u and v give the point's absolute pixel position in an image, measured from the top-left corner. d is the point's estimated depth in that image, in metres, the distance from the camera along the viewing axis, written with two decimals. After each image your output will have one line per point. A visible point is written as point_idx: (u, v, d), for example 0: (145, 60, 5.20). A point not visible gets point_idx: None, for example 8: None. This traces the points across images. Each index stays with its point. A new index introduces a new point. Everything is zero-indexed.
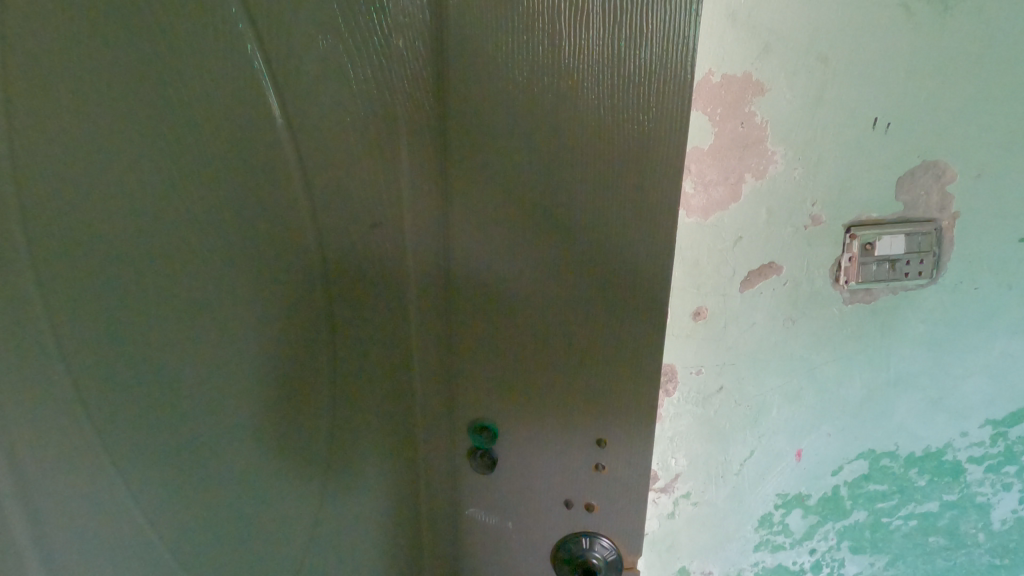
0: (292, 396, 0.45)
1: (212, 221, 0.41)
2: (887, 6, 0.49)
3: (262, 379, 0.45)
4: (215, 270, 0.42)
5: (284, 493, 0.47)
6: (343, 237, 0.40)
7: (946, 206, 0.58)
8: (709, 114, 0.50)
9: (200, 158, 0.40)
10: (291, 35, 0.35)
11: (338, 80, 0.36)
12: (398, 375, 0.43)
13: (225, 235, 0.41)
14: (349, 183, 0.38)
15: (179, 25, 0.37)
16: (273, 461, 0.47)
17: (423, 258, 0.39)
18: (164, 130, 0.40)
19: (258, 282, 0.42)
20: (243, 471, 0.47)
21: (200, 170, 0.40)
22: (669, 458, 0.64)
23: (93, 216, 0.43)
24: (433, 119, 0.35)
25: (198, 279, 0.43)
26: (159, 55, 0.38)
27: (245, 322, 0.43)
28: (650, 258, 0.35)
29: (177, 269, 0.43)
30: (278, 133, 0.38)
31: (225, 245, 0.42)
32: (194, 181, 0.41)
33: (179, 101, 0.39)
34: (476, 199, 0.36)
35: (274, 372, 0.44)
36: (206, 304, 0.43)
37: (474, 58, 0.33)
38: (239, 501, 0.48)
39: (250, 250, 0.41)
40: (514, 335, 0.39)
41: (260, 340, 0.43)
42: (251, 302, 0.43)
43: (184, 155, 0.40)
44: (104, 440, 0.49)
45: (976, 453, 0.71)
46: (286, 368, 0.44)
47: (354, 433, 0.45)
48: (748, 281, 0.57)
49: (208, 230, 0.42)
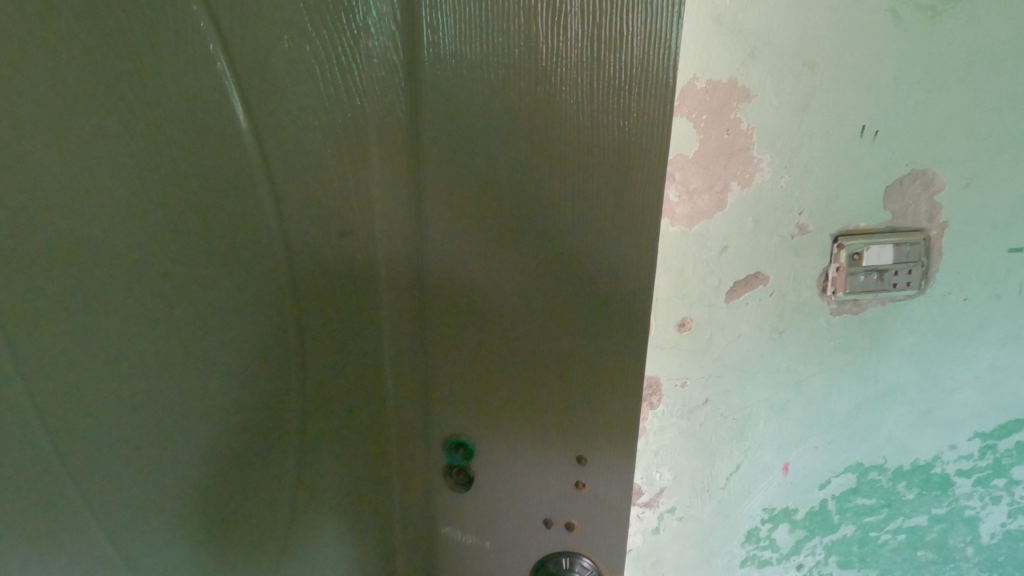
0: (260, 416, 0.42)
1: (171, 234, 0.39)
2: (875, 11, 0.47)
3: (226, 398, 0.42)
4: (172, 282, 0.40)
5: (255, 513, 0.46)
6: (314, 247, 0.38)
7: (935, 215, 0.57)
8: (694, 121, 0.49)
9: (155, 168, 0.37)
10: (254, 36, 0.33)
11: (306, 83, 0.34)
12: (371, 390, 0.41)
13: (187, 248, 0.39)
14: (318, 191, 0.36)
15: (129, 26, 0.34)
16: (241, 481, 0.45)
17: (395, 268, 0.38)
18: (117, 138, 0.37)
19: (224, 297, 0.40)
20: (209, 493, 0.45)
21: (157, 182, 0.37)
22: (654, 472, 0.62)
23: (36, 232, 0.39)
24: (407, 123, 0.34)
25: (155, 295, 0.40)
26: (109, 57, 0.35)
27: (208, 340, 0.41)
28: (632, 269, 0.34)
29: (134, 286, 0.40)
30: (243, 140, 0.36)
31: (185, 261, 0.39)
32: (150, 193, 0.38)
33: (132, 108, 0.36)
34: (449, 208, 0.35)
35: (240, 392, 0.42)
36: (165, 321, 0.41)
37: (449, 59, 0.32)
38: (206, 522, 0.46)
39: (214, 265, 0.39)
40: (492, 348, 0.38)
41: (227, 359, 0.41)
42: (215, 318, 0.40)
43: (139, 165, 0.37)
44: (55, 466, 0.46)
45: (964, 466, 0.70)
46: (254, 386, 0.42)
47: (327, 449, 0.44)
48: (734, 291, 0.55)
49: (166, 244, 0.39)
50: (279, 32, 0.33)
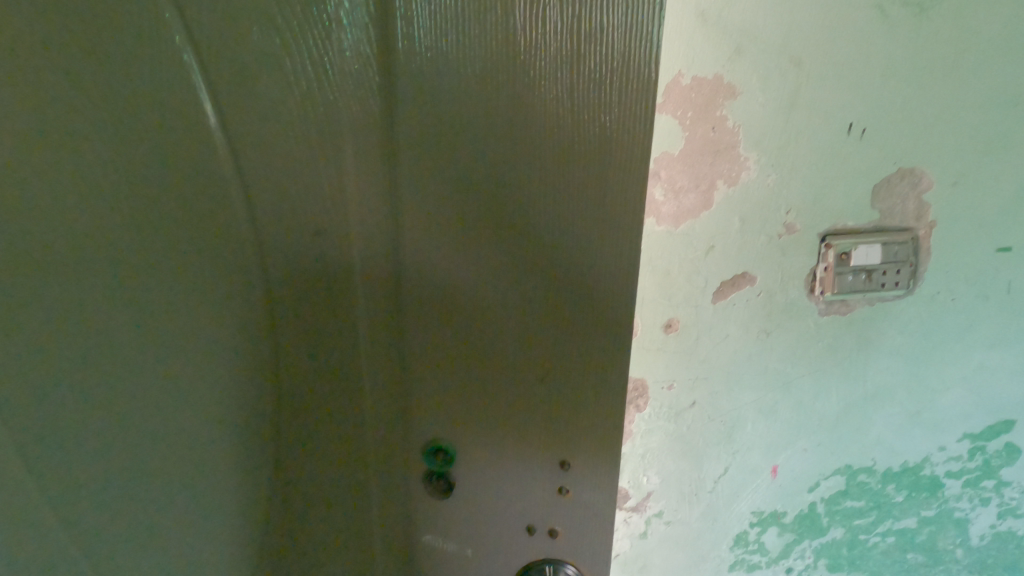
0: (234, 426, 0.41)
1: (133, 243, 0.36)
2: (861, 7, 0.47)
3: (193, 411, 0.40)
4: (131, 293, 0.37)
5: (229, 534, 0.43)
6: (289, 247, 0.37)
7: (922, 214, 0.56)
8: (679, 118, 0.48)
9: (113, 172, 0.35)
10: (222, 29, 0.31)
11: (276, 77, 0.32)
12: (350, 395, 0.40)
13: (150, 256, 0.37)
14: (293, 191, 0.35)
15: (82, 19, 0.31)
16: (212, 503, 0.42)
17: (371, 268, 0.37)
18: (67, 143, 0.34)
19: (193, 306, 0.38)
20: (173, 523, 0.42)
21: (118, 187, 0.35)
22: (641, 476, 0.61)
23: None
24: (382, 119, 0.33)
25: (110, 316, 0.37)
26: (65, 55, 0.32)
27: (173, 355, 0.39)
28: (610, 262, 0.34)
29: (92, 309, 0.37)
30: (215, 139, 0.34)
31: (149, 271, 0.37)
32: (111, 203, 0.35)
33: (88, 108, 0.33)
34: (427, 205, 0.34)
35: (212, 403, 0.40)
36: (124, 341, 0.38)
37: (423, 53, 0.31)
38: (166, 552, 0.43)
39: (182, 273, 0.37)
40: (471, 347, 0.37)
41: (197, 370, 0.39)
42: (181, 329, 0.38)
43: (98, 171, 0.35)
44: None
45: (953, 467, 0.69)
46: (226, 395, 0.40)
47: (306, 457, 0.42)
48: (721, 292, 0.55)
49: (126, 255, 0.36)
50: (249, 24, 0.31)
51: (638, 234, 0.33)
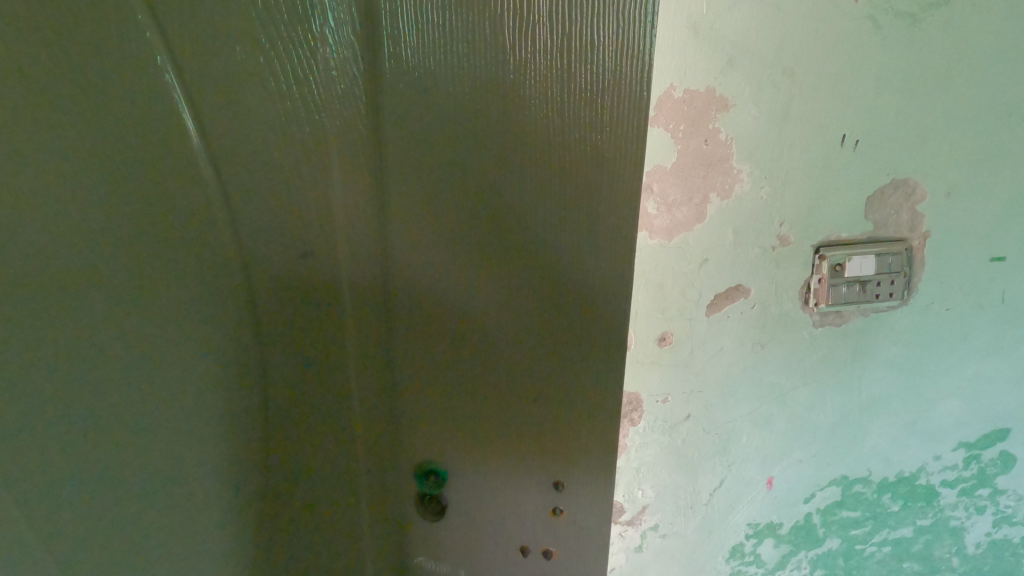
0: (221, 457, 0.39)
1: (112, 270, 0.34)
2: (853, 18, 0.47)
3: (176, 441, 0.38)
4: (111, 323, 0.35)
5: (217, 570, 0.42)
6: (275, 269, 0.36)
7: (916, 225, 0.56)
8: (672, 132, 0.47)
9: (89, 194, 0.33)
10: (205, 47, 0.30)
11: (260, 97, 0.31)
12: (341, 417, 0.40)
13: (131, 284, 0.35)
14: (281, 212, 0.34)
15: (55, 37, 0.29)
16: (195, 535, 0.40)
17: (360, 289, 0.36)
18: (40, 167, 0.31)
19: (177, 335, 0.36)
20: (158, 562, 0.40)
21: (97, 212, 0.33)
22: (636, 490, 0.60)
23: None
24: (370, 138, 0.32)
25: (91, 349, 0.35)
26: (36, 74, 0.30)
27: (156, 385, 0.37)
28: (601, 277, 0.35)
29: (73, 346, 0.34)
30: (197, 158, 0.33)
31: (127, 300, 0.35)
32: (87, 228, 0.33)
33: (64, 129, 0.31)
34: (415, 225, 0.34)
35: (198, 436, 0.38)
36: (100, 377, 0.35)
37: (412, 73, 0.31)
38: None
39: (163, 298, 0.35)
40: (461, 366, 0.37)
41: (182, 400, 0.38)
42: (163, 358, 0.36)
43: (75, 195, 0.33)
44: None
45: (949, 476, 0.69)
46: (212, 426, 0.39)
47: (297, 480, 0.42)
48: (715, 304, 0.54)
49: (104, 283, 0.34)
50: (233, 42, 0.30)
51: (630, 246, 0.34)
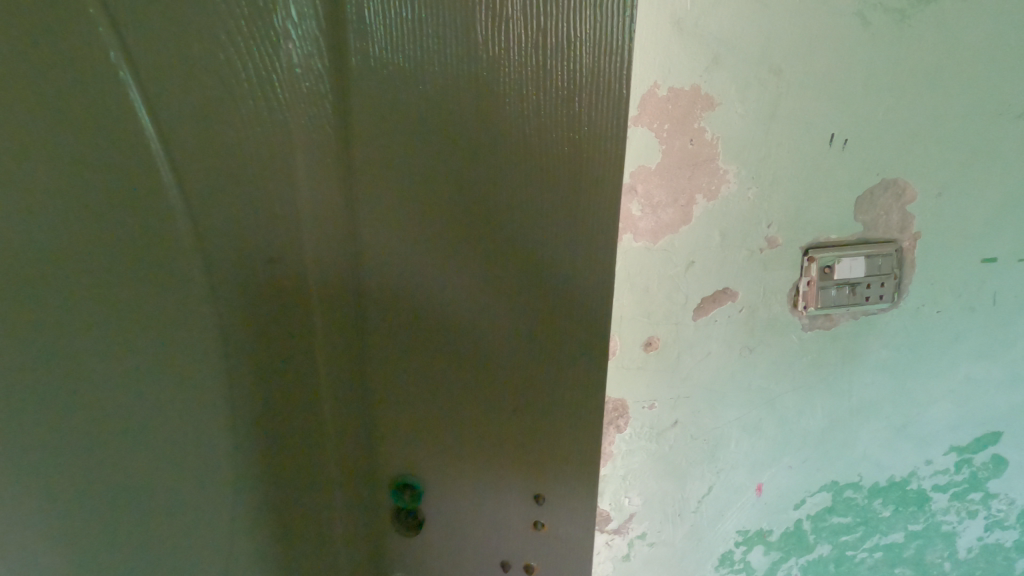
0: (190, 467, 0.38)
1: (76, 271, 0.33)
2: (841, 15, 0.45)
3: (143, 446, 0.37)
4: (77, 321, 0.34)
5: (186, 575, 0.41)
6: (240, 277, 0.34)
7: (906, 226, 0.55)
8: (656, 131, 0.46)
9: (50, 189, 0.32)
10: (162, 41, 0.28)
11: (221, 95, 0.30)
12: (312, 431, 0.38)
13: (95, 287, 0.34)
14: (245, 217, 0.32)
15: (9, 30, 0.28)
16: (164, 538, 0.40)
17: (329, 297, 0.34)
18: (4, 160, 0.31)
19: (141, 341, 0.35)
20: (128, 558, 0.40)
21: (60, 210, 0.32)
22: (623, 498, 0.59)
23: None
24: (337, 139, 0.31)
25: (60, 341, 0.35)
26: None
27: (122, 389, 0.36)
28: (580, 278, 0.34)
29: (45, 337, 0.35)
30: (155, 159, 0.31)
31: (92, 303, 0.34)
32: (50, 224, 0.33)
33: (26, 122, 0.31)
34: (387, 228, 0.32)
35: (167, 443, 0.37)
36: (73, 369, 0.35)
37: (379, 70, 0.29)
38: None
39: (127, 304, 0.34)
40: (436, 374, 0.36)
41: (149, 407, 0.36)
42: (129, 364, 0.35)
43: (37, 192, 0.32)
44: None
45: (940, 481, 0.68)
46: (181, 435, 0.37)
47: (267, 495, 0.40)
48: (702, 308, 0.53)
49: (71, 282, 0.34)
50: (191, 36, 0.28)
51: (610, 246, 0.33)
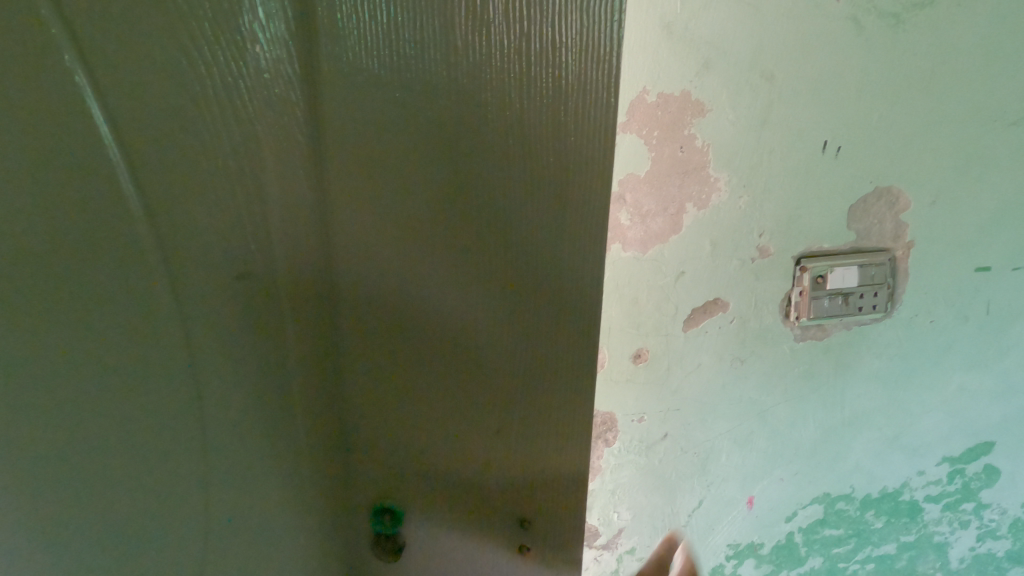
0: (148, 533, 0.33)
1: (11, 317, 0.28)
2: (833, 19, 0.45)
3: (96, 514, 0.32)
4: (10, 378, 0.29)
5: None
6: (201, 314, 0.30)
7: (900, 235, 0.54)
8: (646, 137, 0.44)
9: None
10: (112, 43, 0.25)
11: (180, 103, 0.26)
12: (286, 477, 0.34)
13: (35, 333, 0.28)
14: (207, 244, 0.29)
15: None
16: None
17: (304, 322, 0.32)
18: None
19: (83, 392, 0.30)
20: None
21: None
22: (611, 512, 0.57)
23: None
24: (311, 150, 0.28)
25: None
26: None
27: (66, 450, 0.30)
28: (566, 283, 0.34)
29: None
30: (98, 187, 0.27)
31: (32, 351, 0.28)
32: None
33: None
34: (366, 244, 0.31)
35: (121, 509, 0.32)
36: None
37: (357, 77, 0.28)
38: None
39: (73, 350, 0.29)
40: (420, 390, 0.34)
41: (95, 465, 0.32)
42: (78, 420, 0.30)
43: None
44: None
45: (933, 491, 0.67)
46: (134, 491, 0.33)
47: (233, 558, 0.35)
48: (692, 319, 0.52)
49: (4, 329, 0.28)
50: (145, 39, 0.25)
51: (594, 250, 0.34)
